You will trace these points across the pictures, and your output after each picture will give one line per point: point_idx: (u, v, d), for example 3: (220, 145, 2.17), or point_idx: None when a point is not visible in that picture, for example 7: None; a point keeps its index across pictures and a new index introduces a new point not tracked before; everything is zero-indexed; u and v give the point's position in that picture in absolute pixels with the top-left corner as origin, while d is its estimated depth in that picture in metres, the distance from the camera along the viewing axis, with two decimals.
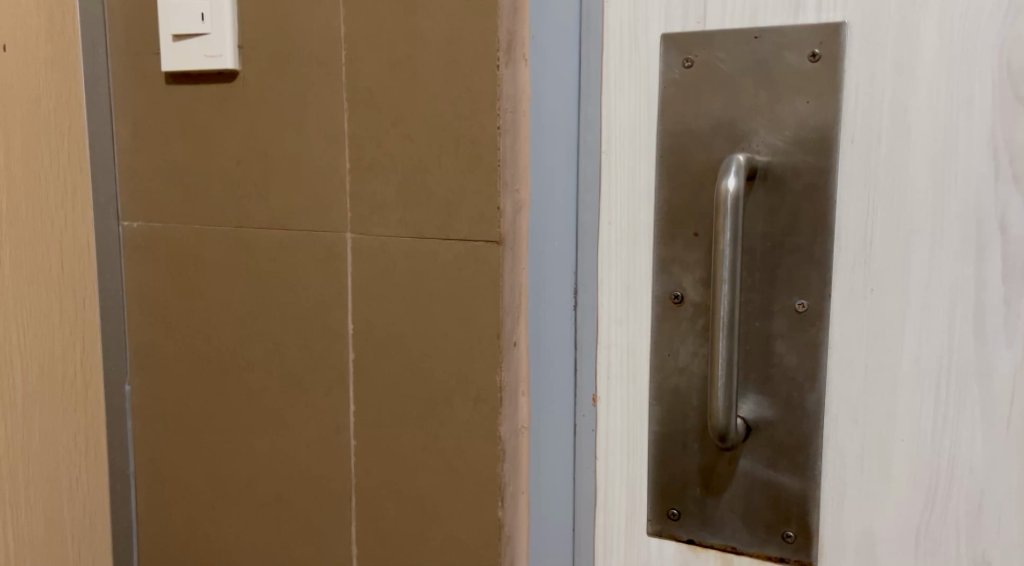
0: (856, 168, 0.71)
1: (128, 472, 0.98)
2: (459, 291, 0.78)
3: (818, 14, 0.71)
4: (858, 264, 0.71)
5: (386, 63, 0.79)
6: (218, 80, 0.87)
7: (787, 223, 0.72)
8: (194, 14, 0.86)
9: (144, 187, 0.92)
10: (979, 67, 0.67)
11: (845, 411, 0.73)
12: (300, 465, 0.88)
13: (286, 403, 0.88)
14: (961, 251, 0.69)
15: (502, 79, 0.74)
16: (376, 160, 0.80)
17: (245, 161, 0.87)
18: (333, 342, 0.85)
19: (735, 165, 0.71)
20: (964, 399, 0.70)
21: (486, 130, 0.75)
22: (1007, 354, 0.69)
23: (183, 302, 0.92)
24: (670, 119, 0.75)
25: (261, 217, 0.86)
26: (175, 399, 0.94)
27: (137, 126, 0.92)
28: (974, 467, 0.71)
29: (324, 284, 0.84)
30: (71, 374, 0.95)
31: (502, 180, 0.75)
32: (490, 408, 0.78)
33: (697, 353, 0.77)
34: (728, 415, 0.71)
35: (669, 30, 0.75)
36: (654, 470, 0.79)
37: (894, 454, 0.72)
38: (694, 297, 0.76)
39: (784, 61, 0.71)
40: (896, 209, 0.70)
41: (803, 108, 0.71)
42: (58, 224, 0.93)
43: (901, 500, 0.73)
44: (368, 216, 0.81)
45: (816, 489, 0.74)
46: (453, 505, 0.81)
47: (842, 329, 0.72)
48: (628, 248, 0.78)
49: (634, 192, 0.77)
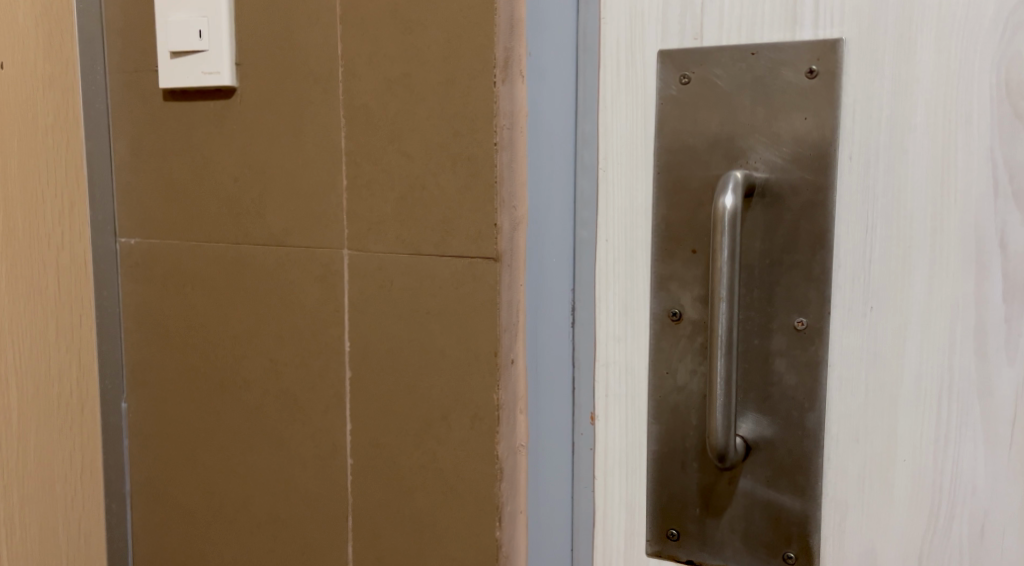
0: (855, 186, 0.70)
1: (124, 491, 0.97)
2: (456, 309, 0.78)
3: (815, 30, 0.70)
4: (857, 282, 0.71)
5: (383, 80, 0.79)
6: (215, 97, 0.87)
7: (787, 241, 0.72)
8: (191, 31, 0.86)
9: (142, 203, 0.92)
10: (978, 84, 0.67)
11: (846, 430, 0.72)
12: (297, 483, 0.87)
13: (284, 422, 0.87)
14: (961, 269, 0.68)
15: (498, 96, 0.74)
16: (373, 177, 0.80)
17: (242, 178, 0.86)
18: (330, 360, 0.84)
19: (732, 182, 0.70)
20: (965, 419, 0.69)
21: (483, 147, 0.75)
22: (1008, 373, 0.68)
23: (179, 319, 0.92)
24: (668, 136, 0.75)
25: (259, 234, 0.86)
26: (173, 417, 0.94)
27: (136, 143, 0.92)
28: (977, 488, 0.70)
29: (321, 302, 0.84)
30: (67, 392, 0.95)
31: (499, 197, 0.75)
32: (488, 426, 0.78)
33: (696, 371, 0.76)
34: (727, 434, 0.71)
35: (666, 47, 0.74)
36: (654, 489, 0.78)
37: (895, 474, 0.71)
38: (693, 314, 0.75)
39: (781, 78, 0.71)
40: (895, 226, 0.70)
41: (801, 124, 0.71)
42: (55, 240, 0.94)
43: (903, 521, 0.72)
44: (366, 233, 0.81)
45: (817, 510, 0.73)
46: (450, 525, 0.80)
47: (842, 347, 0.72)
48: (626, 265, 0.77)
49: (631, 209, 0.77)
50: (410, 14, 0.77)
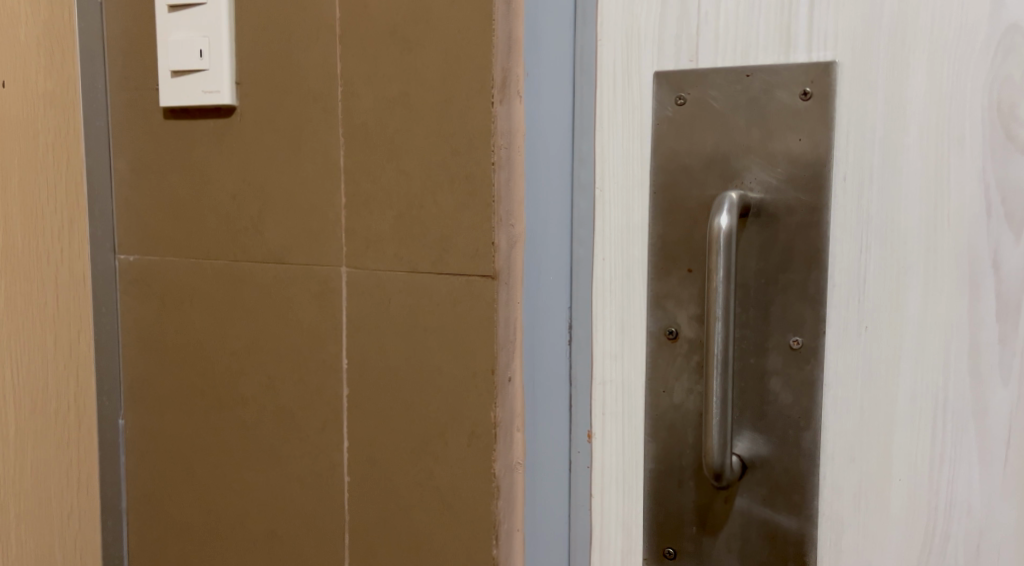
0: (849, 207, 0.71)
1: (121, 508, 0.98)
2: (453, 326, 0.78)
3: (810, 53, 0.71)
4: (852, 302, 0.71)
5: (381, 99, 0.79)
6: (215, 115, 0.88)
7: (781, 260, 0.72)
8: (191, 50, 0.87)
9: (141, 220, 0.93)
10: (969, 107, 0.68)
11: (842, 449, 0.73)
12: (295, 500, 0.87)
13: (281, 439, 0.88)
14: (955, 289, 0.69)
15: (496, 116, 0.75)
16: (372, 195, 0.81)
17: (241, 195, 0.87)
18: (327, 377, 0.85)
19: (727, 203, 0.71)
20: (960, 439, 0.70)
21: (480, 166, 0.76)
22: (1002, 393, 0.69)
23: (176, 336, 0.92)
24: (663, 156, 0.75)
25: (258, 251, 0.87)
26: (170, 435, 0.94)
27: (135, 161, 0.93)
28: (973, 507, 0.70)
29: (318, 318, 0.84)
30: (63, 408, 0.96)
31: (496, 215, 0.76)
32: (485, 444, 0.78)
33: (692, 390, 0.76)
34: (722, 453, 0.71)
35: (662, 68, 0.75)
36: (650, 508, 0.78)
37: (891, 494, 0.72)
38: (688, 333, 0.76)
39: (776, 99, 0.72)
40: (889, 246, 0.70)
41: (795, 145, 0.71)
42: (54, 257, 0.94)
43: (899, 540, 0.72)
44: (364, 251, 0.81)
45: (813, 528, 0.74)
46: (447, 542, 0.80)
47: (837, 366, 0.72)
48: (623, 284, 0.78)
49: (628, 227, 0.77)
50: (409, 34, 0.78)
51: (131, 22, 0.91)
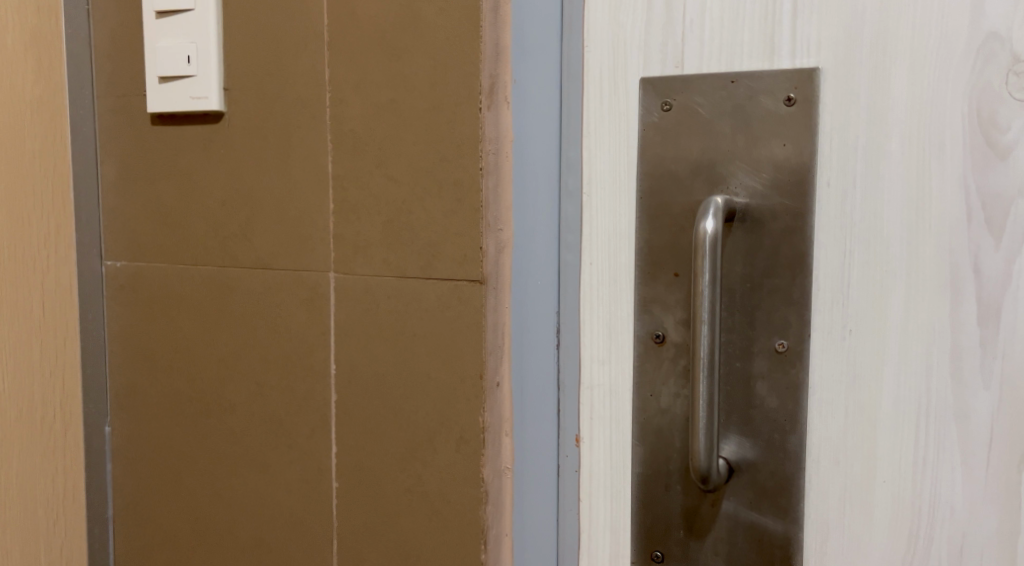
0: (833, 213, 0.71)
1: (106, 516, 0.98)
2: (442, 331, 0.79)
3: (793, 60, 0.72)
4: (836, 306, 0.72)
5: (371, 105, 0.80)
6: (203, 121, 0.88)
7: (766, 265, 0.73)
8: (179, 57, 0.87)
9: (129, 227, 0.93)
10: (949, 114, 0.68)
11: (828, 452, 0.73)
12: (283, 508, 0.88)
13: (269, 446, 0.88)
14: (937, 293, 0.69)
15: (484, 122, 0.76)
16: (360, 201, 0.81)
17: (230, 202, 0.87)
18: (315, 383, 0.85)
19: (713, 208, 0.71)
20: (943, 440, 0.70)
21: (469, 172, 0.76)
22: (984, 396, 0.69)
23: (165, 343, 0.92)
24: (649, 162, 0.76)
25: (246, 257, 0.87)
26: (158, 442, 0.94)
27: (121, 168, 0.93)
28: (956, 511, 0.70)
29: (306, 324, 0.85)
30: (49, 416, 0.95)
31: (485, 221, 0.76)
32: (473, 449, 0.78)
33: (679, 394, 0.76)
34: (709, 456, 0.71)
35: (648, 75, 0.76)
36: (638, 512, 0.79)
37: (876, 496, 0.72)
38: (675, 337, 0.76)
39: (759, 105, 0.72)
40: (872, 251, 0.71)
41: (779, 151, 0.72)
42: (41, 264, 0.93)
43: (884, 543, 0.72)
44: (352, 256, 0.82)
45: (799, 532, 0.74)
46: (435, 548, 0.80)
47: (821, 370, 0.73)
48: (610, 289, 0.78)
49: (615, 233, 0.78)
50: (397, 41, 0.78)
51: (118, 28, 0.92)
